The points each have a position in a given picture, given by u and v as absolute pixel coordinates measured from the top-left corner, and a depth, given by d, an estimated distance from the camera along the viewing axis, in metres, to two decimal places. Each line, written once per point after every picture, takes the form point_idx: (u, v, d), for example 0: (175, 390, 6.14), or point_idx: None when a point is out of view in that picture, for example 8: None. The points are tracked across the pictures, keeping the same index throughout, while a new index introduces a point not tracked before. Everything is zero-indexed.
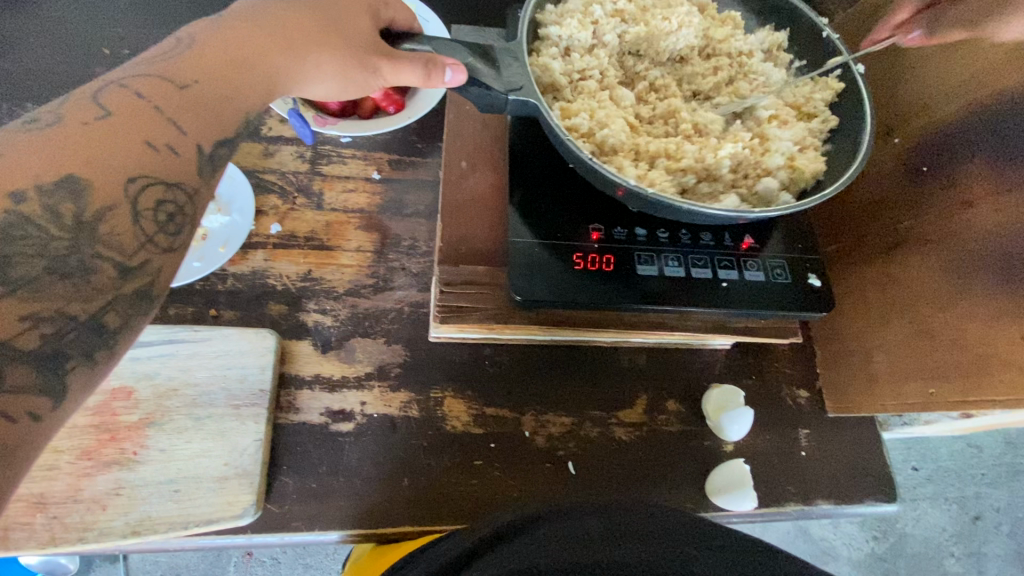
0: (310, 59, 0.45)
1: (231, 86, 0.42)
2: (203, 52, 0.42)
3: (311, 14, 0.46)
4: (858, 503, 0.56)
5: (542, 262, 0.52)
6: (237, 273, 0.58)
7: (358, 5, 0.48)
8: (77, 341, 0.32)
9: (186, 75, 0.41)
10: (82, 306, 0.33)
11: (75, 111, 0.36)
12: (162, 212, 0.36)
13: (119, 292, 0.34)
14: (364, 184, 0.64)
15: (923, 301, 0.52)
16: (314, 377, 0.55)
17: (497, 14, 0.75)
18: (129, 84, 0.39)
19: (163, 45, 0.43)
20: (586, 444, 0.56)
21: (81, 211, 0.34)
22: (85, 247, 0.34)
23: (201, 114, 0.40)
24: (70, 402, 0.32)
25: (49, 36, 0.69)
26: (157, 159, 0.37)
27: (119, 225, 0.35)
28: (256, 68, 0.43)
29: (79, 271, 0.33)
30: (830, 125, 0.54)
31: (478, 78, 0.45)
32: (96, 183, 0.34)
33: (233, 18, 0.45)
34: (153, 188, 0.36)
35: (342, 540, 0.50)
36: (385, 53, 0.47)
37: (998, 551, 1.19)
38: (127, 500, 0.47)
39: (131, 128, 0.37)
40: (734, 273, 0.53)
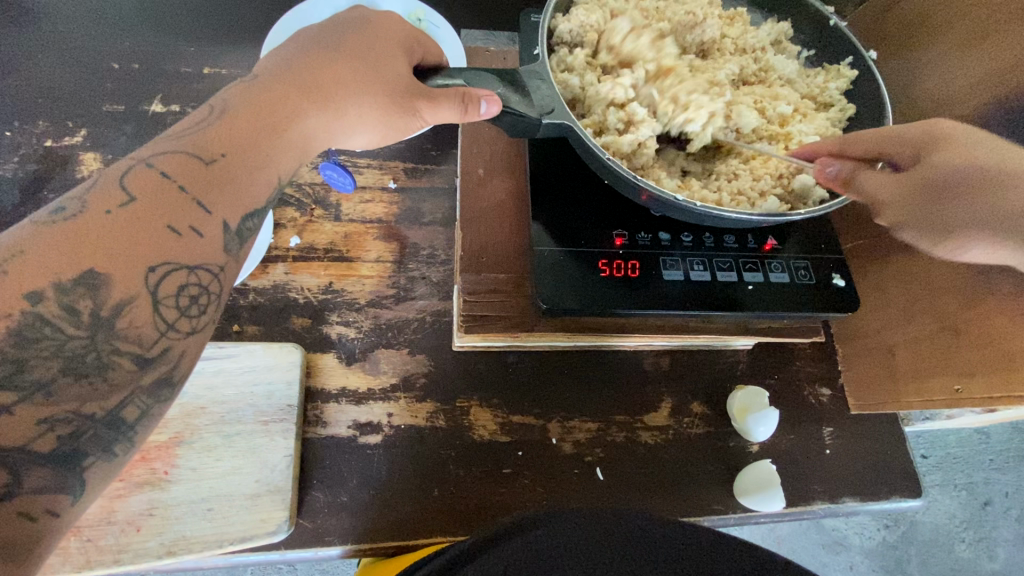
0: (348, 112, 0.45)
1: (261, 155, 0.40)
2: (234, 119, 0.40)
3: (346, 61, 0.45)
4: (884, 499, 0.57)
5: (568, 272, 0.52)
6: (258, 288, 0.58)
7: (393, 50, 0.47)
8: (95, 437, 0.33)
9: (215, 149, 0.39)
10: (98, 404, 0.33)
11: (98, 197, 0.35)
12: (184, 297, 0.36)
13: (137, 384, 0.34)
14: (380, 194, 0.64)
15: (947, 298, 0.52)
16: (340, 390, 0.55)
17: (506, 17, 0.75)
18: (155, 163, 0.37)
19: (192, 116, 0.41)
20: (613, 449, 0.56)
21: (100, 306, 0.33)
22: (102, 344, 0.33)
23: (228, 190, 0.38)
24: (88, 494, 0.33)
25: (57, 51, 0.68)
26: (180, 245, 0.35)
27: (138, 318, 0.34)
28: (286, 133, 0.42)
29: (96, 368, 0.33)
30: (848, 114, 0.54)
31: (512, 108, 0.45)
32: (116, 278, 0.33)
33: (265, 78, 0.43)
34: (174, 275, 0.35)
35: (343, 554, 0.50)
36: (424, 95, 0.46)
37: (1008, 535, 1.19)
38: (160, 520, 0.47)
39: (157, 211, 0.35)
40: (760, 275, 0.53)
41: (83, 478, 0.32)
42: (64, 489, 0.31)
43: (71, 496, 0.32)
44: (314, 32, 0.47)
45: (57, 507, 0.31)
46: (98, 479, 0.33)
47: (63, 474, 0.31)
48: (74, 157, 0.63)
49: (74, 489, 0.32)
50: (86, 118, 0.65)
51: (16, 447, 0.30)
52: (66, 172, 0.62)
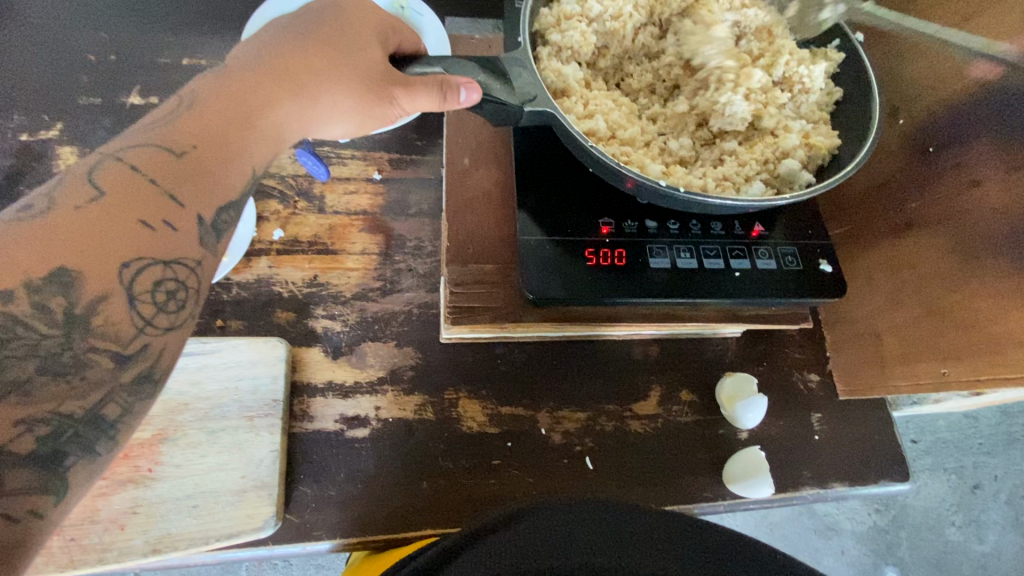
0: (323, 100, 0.44)
1: (233, 147, 0.39)
2: (204, 110, 0.39)
3: (320, 49, 0.44)
4: (872, 484, 0.57)
5: (554, 261, 0.51)
6: (241, 282, 0.57)
7: (367, 38, 0.46)
8: (76, 437, 0.32)
9: (185, 140, 0.38)
10: (78, 403, 0.32)
11: (68, 192, 0.34)
12: (162, 291, 0.35)
13: (117, 381, 0.33)
14: (365, 185, 0.63)
15: (933, 282, 0.52)
16: (327, 384, 0.54)
17: (491, 3, 0.73)
18: (125, 156, 0.36)
19: (162, 108, 0.40)
20: (602, 439, 0.56)
21: (74, 304, 0.32)
22: (78, 341, 0.32)
23: (201, 182, 0.37)
24: (72, 494, 0.32)
25: (30, 43, 0.67)
26: (154, 240, 0.35)
27: (114, 314, 0.33)
28: (259, 123, 0.41)
29: (72, 367, 0.32)
30: (836, 97, 0.54)
31: (493, 95, 0.44)
32: (88, 273, 0.32)
33: (235, 67, 0.42)
34: (149, 269, 0.34)
35: (334, 548, 0.50)
36: (400, 82, 0.45)
37: (997, 518, 1.21)
38: (145, 518, 0.47)
39: (128, 206, 0.34)
40: (746, 261, 0.53)
41: (66, 479, 0.31)
42: (47, 490, 0.30)
43: (55, 496, 0.31)
44: (286, 21, 0.46)
45: (41, 508, 0.30)
46: (82, 476, 0.32)
47: (46, 476, 0.30)
48: (50, 152, 0.61)
49: (57, 490, 0.31)
50: (62, 112, 0.63)
51: None
52: (42, 167, 0.60)
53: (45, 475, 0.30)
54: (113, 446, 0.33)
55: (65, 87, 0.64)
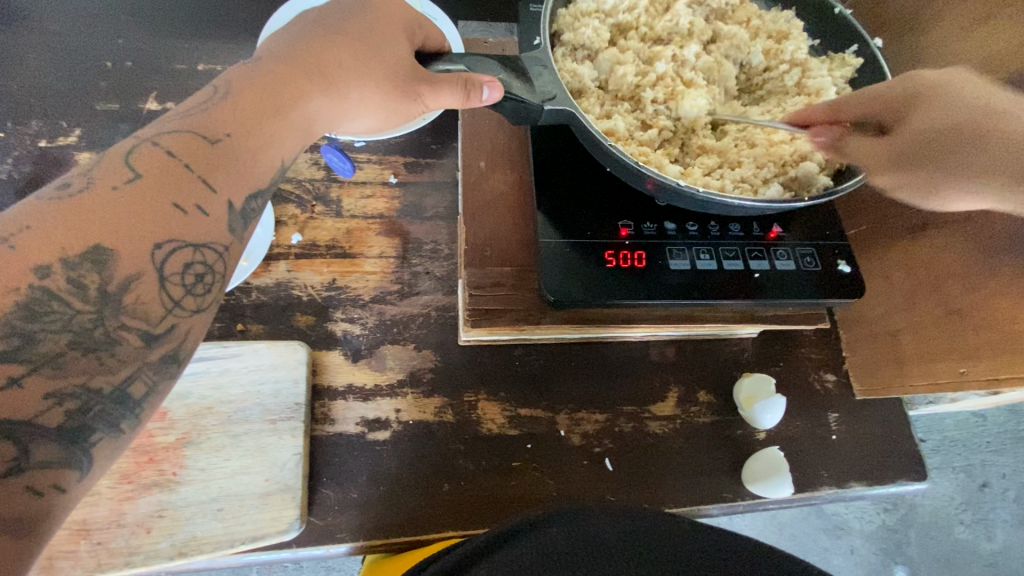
0: (352, 95, 0.44)
1: (264, 136, 0.40)
2: (239, 99, 0.40)
3: (350, 43, 0.44)
4: (890, 483, 0.57)
5: (573, 262, 0.52)
6: (261, 286, 0.57)
7: (396, 32, 0.47)
8: (102, 414, 0.31)
9: (218, 128, 0.38)
10: (106, 378, 0.32)
11: (105, 172, 0.34)
12: (190, 274, 0.35)
13: (145, 359, 0.33)
14: (381, 189, 0.63)
15: (951, 282, 0.52)
16: (347, 387, 0.55)
17: (503, 6, 0.74)
18: (160, 141, 0.37)
19: (197, 96, 0.40)
20: (622, 439, 0.56)
21: (107, 282, 0.32)
22: (110, 319, 0.32)
23: (233, 169, 0.38)
24: (95, 471, 0.32)
25: (47, 51, 0.67)
26: (187, 223, 0.35)
27: (145, 293, 0.33)
28: (289, 113, 0.41)
29: (104, 343, 0.32)
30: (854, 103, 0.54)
31: (515, 94, 0.44)
32: (122, 252, 0.33)
33: (268, 59, 0.43)
34: (180, 251, 0.35)
35: (350, 552, 0.50)
36: (426, 79, 0.45)
37: (1005, 516, 1.21)
38: (170, 522, 0.47)
39: (162, 190, 0.35)
40: (766, 263, 0.53)
41: (91, 453, 0.31)
42: (71, 464, 0.30)
43: (78, 472, 0.31)
44: (316, 16, 0.46)
45: (64, 483, 0.30)
46: (106, 452, 0.32)
47: (70, 448, 0.30)
48: (69, 158, 0.62)
49: (81, 465, 0.31)
50: (80, 118, 0.64)
51: (23, 419, 0.29)
52: (61, 173, 0.61)
53: (70, 450, 0.30)
54: (137, 423, 0.33)
55: (82, 94, 0.65)
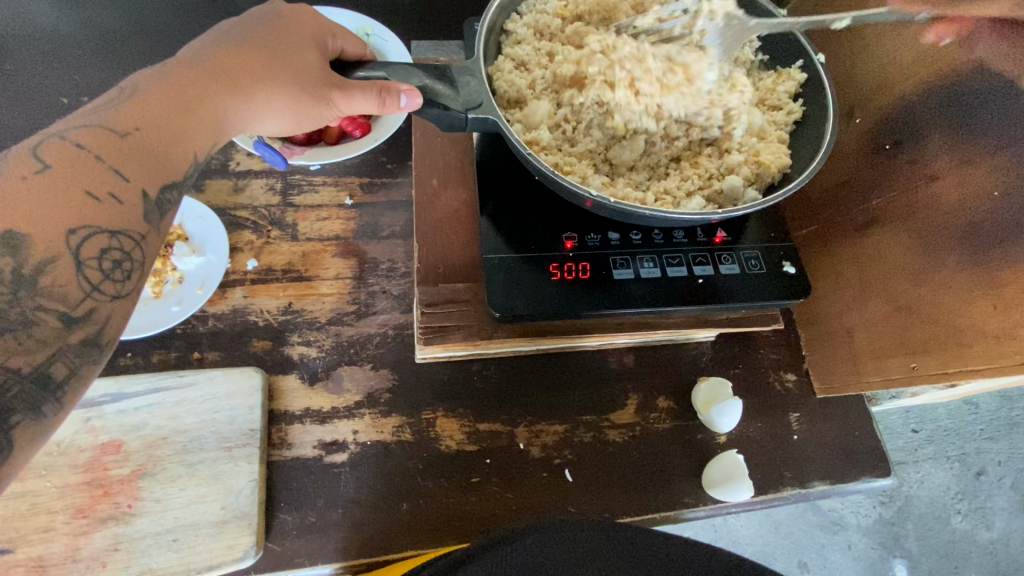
0: (259, 97, 0.45)
1: (174, 131, 0.42)
2: (147, 98, 0.41)
3: (260, 46, 0.46)
4: (853, 481, 0.57)
5: (517, 276, 0.52)
6: (217, 313, 0.58)
7: (307, 38, 0.48)
8: (22, 395, 0.32)
9: (127, 121, 0.40)
10: (25, 359, 0.32)
11: (12, 163, 0.35)
12: (108, 260, 0.36)
13: (64, 342, 0.34)
14: (337, 211, 0.64)
15: (897, 277, 0.52)
16: (304, 411, 0.55)
17: (457, 24, 0.75)
18: (69, 136, 0.38)
19: (104, 96, 0.41)
20: (581, 449, 0.56)
21: (22, 264, 0.33)
22: (26, 300, 0.33)
23: (144, 160, 0.39)
24: (19, 455, 0.31)
25: (5, 91, 0.68)
26: (101, 209, 0.36)
27: (62, 277, 0.34)
28: (199, 112, 0.43)
29: (22, 323, 0.33)
30: (795, 117, 0.54)
31: (437, 100, 0.46)
32: (37, 236, 0.34)
33: (179, 64, 0.44)
34: (95, 238, 0.36)
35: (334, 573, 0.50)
36: (337, 83, 0.47)
37: (1003, 503, 1.20)
38: (126, 555, 0.47)
39: (74, 178, 0.36)
40: (710, 268, 0.53)
41: (11, 437, 0.31)
42: None
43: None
44: (231, 24, 0.48)
45: None
46: (30, 437, 0.32)
47: None
48: None
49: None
50: None
51: None
52: None
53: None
54: (60, 409, 0.33)
55: (39, 133, 0.66)
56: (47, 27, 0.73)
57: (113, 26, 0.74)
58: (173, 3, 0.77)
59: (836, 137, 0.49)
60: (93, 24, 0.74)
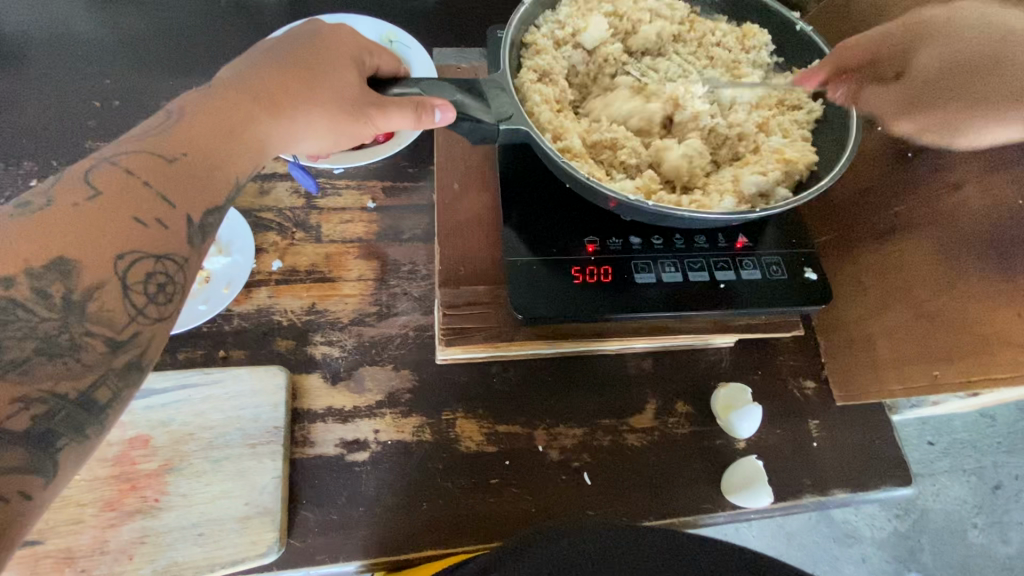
0: (300, 120, 0.46)
1: (217, 155, 0.42)
2: (192, 123, 0.43)
3: (299, 70, 0.47)
4: (873, 489, 0.57)
5: (540, 280, 0.53)
6: (242, 312, 0.59)
7: (343, 58, 0.49)
8: (68, 418, 0.33)
9: (174, 148, 0.41)
10: (71, 384, 0.34)
11: (65, 191, 0.37)
12: (152, 283, 0.37)
13: (109, 365, 0.35)
14: (360, 214, 0.65)
15: (919, 286, 0.52)
16: (327, 410, 0.56)
17: (478, 32, 0.76)
18: (119, 161, 0.39)
19: (152, 121, 0.43)
20: (600, 454, 0.56)
21: (71, 290, 0.34)
22: (75, 325, 0.34)
23: (190, 185, 0.40)
24: (60, 478, 0.33)
25: (38, 93, 0.70)
26: (147, 236, 0.37)
27: (108, 302, 0.35)
28: (241, 136, 0.44)
29: (69, 349, 0.34)
30: (816, 116, 0.55)
31: (468, 114, 0.47)
32: (85, 264, 0.35)
33: (221, 87, 0.45)
34: (141, 263, 0.37)
35: (358, 570, 0.51)
36: (374, 102, 0.48)
37: (1021, 518, 1.18)
38: (152, 548, 0.48)
39: (122, 206, 0.37)
40: (731, 273, 0.54)
41: (56, 460, 0.33)
42: (36, 470, 0.32)
43: (43, 479, 0.32)
44: (268, 45, 0.49)
45: (29, 490, 0.32)
46: (72, 457, 0.33)
47: (38, 456, 0.32)
48: None
49: (46, 472, 0.32)
50: (69, 156, 0.66)
51: None
52: None
53: (36, 457, 0.32)
54: (101, 430, 0.35)
55: (71, 134, 0.67)
56: (79, 33, 0.75)
57: (142, 31, 0.76)
58: (200, 10, 0.79)
59: (860, 135, 0.49)
60: (124, 30, 0.76)
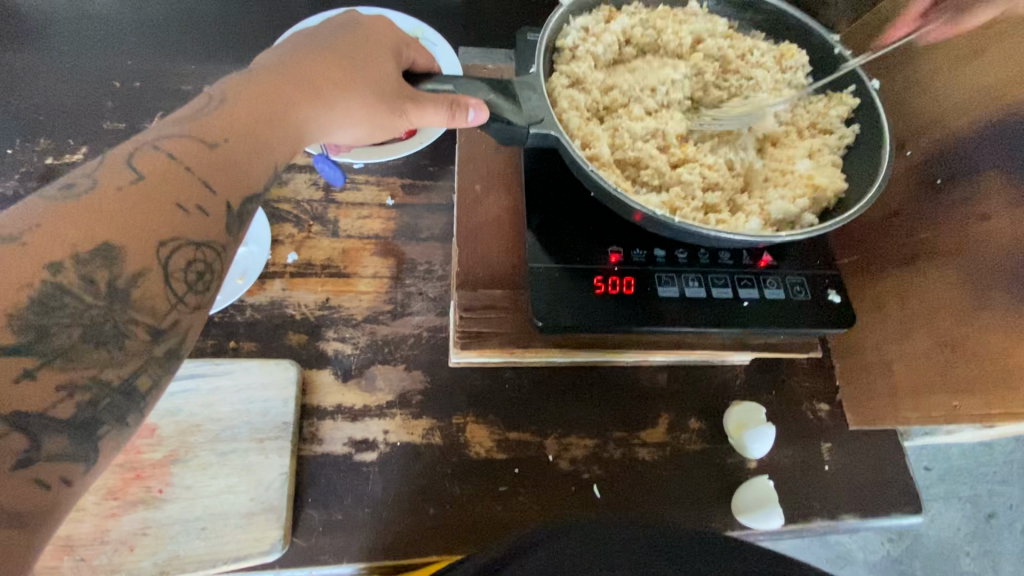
0: (339, 107, 0.46)
1: (259, 142, 0.41)
2: (234, 108, 0.41)
3: (341, 60, 0.46)
4: (883, 516, 0.56)
5: (561, 288, 0.52)
6: (255, 304, 0.58)
7: (382, 50, 0.48)
8: (111, 406, 0.32)
9: (216, 133, 0.40)
10: (116, 372, 0.32)
11: (108, 174, 0.35)
12: (192, 272, 0.36)
13: (151, 354, 0.34)
14: (378, 210, 0.64)
15: (942, 314, 0.52)
16: (336, 408, 0.55)
17: (504, 33, 0.76)
18: (161, 145, 0.38)
19: (193, 105, 0.42)
20: (611, 466, 0.55)
21: (117, 277, 0.33)
22: (119, 313, 0.33)
23: (230, 172, 0.39)
24: (100, 464, 0.32)
25: (56, 71, 0.69)
26: (189, 223, 0.36)
27: (151, 289, 0.34)
28: (283, 123, 0.43)
29: (114, 336, 0.33)
30: (847, 142, 0.54)
31: (500, 115, 0.46)
32: (130, 249, 0.33)
33: (262, 72, 0.44)
34: (183, 250, 0.35)
35: (356, 572, 0.50)
36: (410, 96, 0.47)
37: (1013, 549, 1.18)
38: (154, 540, 0.47)
39: (166, 190, 0.36)
40: (755, 291, 0.53)
41: (97, 447, 0.32)
42: (78, 457, 0.31)
43: (85, 465, 0.31)
44: (307, 34, 0.49)
45: (70, 475, 0.31)
46: (112, 445, 0.32)
47: (79, 442, 0.31)
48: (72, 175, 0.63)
49: (88, 457, 0.31)
50: (85, 136, 0.65)
51: (33, 411, 0.30)
52: None
53: (80, 443, 0.31)
54: (141, 417, 0.34)
55: (87, 113, 0.67)
56: (101, 11, 0.74)
57: (164, 13, 0.75)
58: None
59: (891, 168, 0.48)
60: (146, 11, 0.75)
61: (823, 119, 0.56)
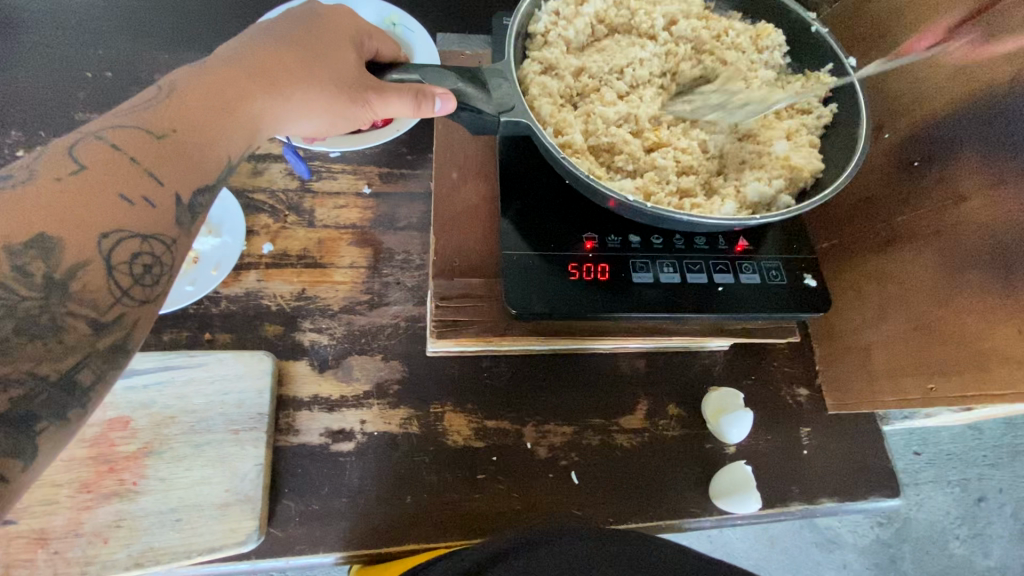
0: (296, 98, 0.45)
1: (210, 132, 0.41)
2: (183, 98, 0.41)
3: (298, 50, 0.46)
4: (860, 499, 0.56)
5: (536, 276, 0.52)
6: (230, 295, 0.58)
7: (342, 40, 0.48)
8: (49, 401, 0.31)
9: (163, 123, 0.39)
10: (53, 366, 0.32)
11: (47, 165, 0.35)
12: (138, 264, 0.36)
13: (92, 348, 0.33)
14: (355, 199, 0.63)
15: (918, 298, 0.52)
16: (313, 398, 0.55)
17: (483, 18, 0.75)
18: (104, 137, 0.38)
19: (143, 94, 0.41)
20: (588, 453, 0.56)
21: (54, 269, 0.33)
22: (56, 305, 0.33)
23: (179, 163, 0.39)
24: (41, 461, 0.31)
25: (26, 61, 0.68)
26: (134, 213, 0.36)
27: (92, 281, 0.34)
28: (235, 112, 0.42)
29: (51, 330, 0.32)
30: (824, 122, 0.54)
31: (469, 104, 0.46)
32: (67, 242, 0.33)
33: (216, 62, 0.44)
34: (128, 241, 0.35)
35: (337, 561, 0.50)
36: (372, 86, 0.47)
37: (1002, 531, 1.19)
38: (128, 532, 0.47)
39: (109, 181, 0.36)
40: (730, 276, 0.53)
41: (36, 442, 0.31)
42: (14, 453, 0.30)
43: (23, 461, 0.30)
44: (267, 24, 0.48)
45: (6, 473, 0.30)
46: (53, 441, 0.32)
47: (15, 437, 0.30)
48: None
49: (26, 453, 0.30)
50: (57, 127, 0.64)
51: None
52: None
53: (15, 439, 0.30)
54: (84, 414, 0.33)
55: (59, 104, 0.66)
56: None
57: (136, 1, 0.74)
58: None
59: (868, 149, 0.48)
60: None
61: (800, 100, 0.55)
